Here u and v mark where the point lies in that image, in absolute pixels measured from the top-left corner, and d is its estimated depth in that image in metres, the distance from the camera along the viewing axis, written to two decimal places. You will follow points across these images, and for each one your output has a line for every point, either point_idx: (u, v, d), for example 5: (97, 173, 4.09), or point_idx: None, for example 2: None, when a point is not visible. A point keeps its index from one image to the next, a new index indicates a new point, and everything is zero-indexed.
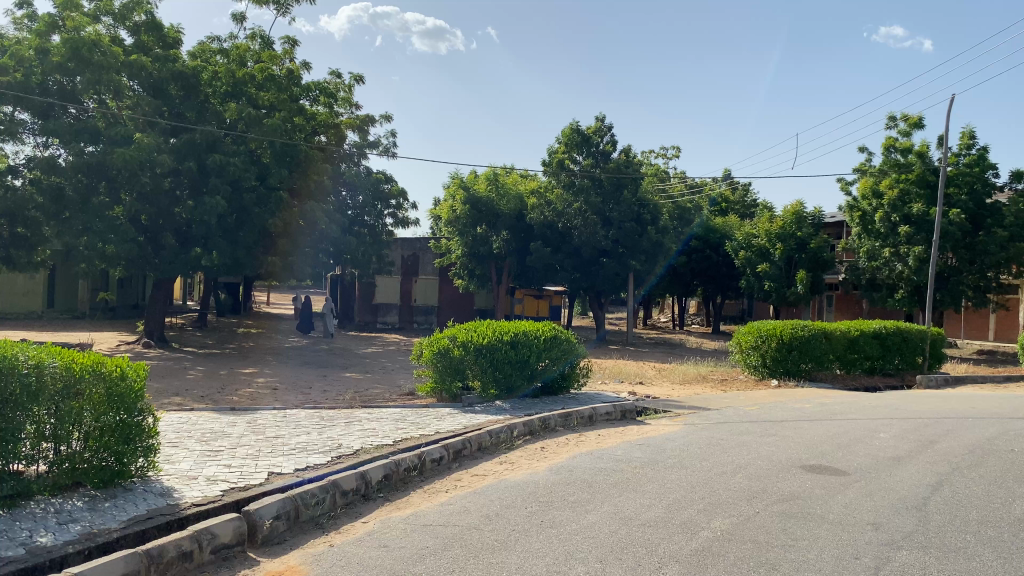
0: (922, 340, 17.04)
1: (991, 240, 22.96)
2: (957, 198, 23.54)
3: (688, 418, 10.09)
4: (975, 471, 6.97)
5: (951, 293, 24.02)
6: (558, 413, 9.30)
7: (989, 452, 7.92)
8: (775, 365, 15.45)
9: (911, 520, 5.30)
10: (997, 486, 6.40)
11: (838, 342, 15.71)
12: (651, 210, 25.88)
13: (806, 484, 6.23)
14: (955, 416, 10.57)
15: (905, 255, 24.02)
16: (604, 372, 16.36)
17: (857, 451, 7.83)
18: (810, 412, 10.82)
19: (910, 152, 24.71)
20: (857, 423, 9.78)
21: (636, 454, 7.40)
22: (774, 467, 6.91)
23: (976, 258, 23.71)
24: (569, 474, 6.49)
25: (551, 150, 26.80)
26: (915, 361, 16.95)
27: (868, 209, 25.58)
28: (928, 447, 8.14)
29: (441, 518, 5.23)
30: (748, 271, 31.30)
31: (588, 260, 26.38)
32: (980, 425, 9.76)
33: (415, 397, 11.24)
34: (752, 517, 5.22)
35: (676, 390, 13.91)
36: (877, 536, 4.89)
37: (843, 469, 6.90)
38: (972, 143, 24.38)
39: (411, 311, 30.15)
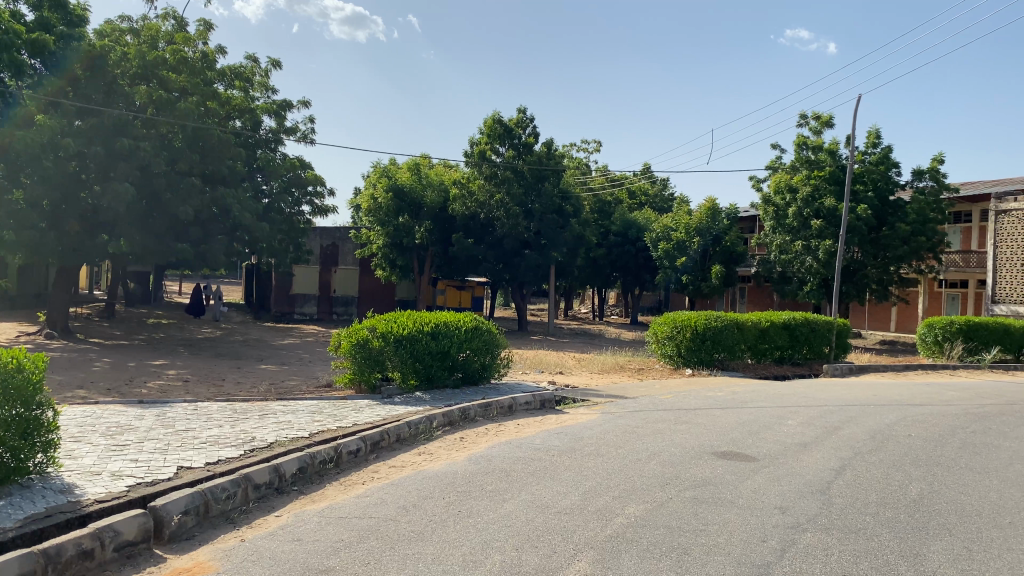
0: (828, 330, 17.62)
1: (895, 235, 24.06)
2: (863, 195, 24.49)
3: (606, 407, 10.21)
4: (875, 456, 7.29)
5: (856, 286, 25.19)
6: (477, 403, 9.31)
7: (889, 437, 8.31)
8: (690, 355, 15.81)
9: (815, 503, 5.51)
10: (895, 469, 6.72)
11: (750, 333, 16.24)
12: (573, 202, 26.30)
13: (717, 470, 6.41)
14: (858, 404, 11.02)
15: (816, 249, 24.96)
16: (524, 363, 16.42)
17: (766, 438, 8.05)
18: (723, 400, 11.14)
19: (821, 149, 25.69)
20: (766, 410, 10.09)
21: (554, 443, 7.48)
22: (687, 454, 7.07)
23: (879, 251, 24.85)
24: (488, 464, 6.51)
25: (474, 141, 26.59)
26: (822, 350, 17.57)
27: (781, 204, 26.43)
28: (832, 433, 8.48)
29: (357, 510, 5.17)
30: (666, 264, 31.85)
31: (510, 252, 26.53)
32: (879, 412, 10.23)
33: (332, 389, 11.05)
34: (665, 503, 5.33)
35: (595, 378, 14.19)
36: (784, 519, 5.07)
37: (753, 455, 7.11)
38: (878, 142, 25.51)
39: (330, 301, 29.65)
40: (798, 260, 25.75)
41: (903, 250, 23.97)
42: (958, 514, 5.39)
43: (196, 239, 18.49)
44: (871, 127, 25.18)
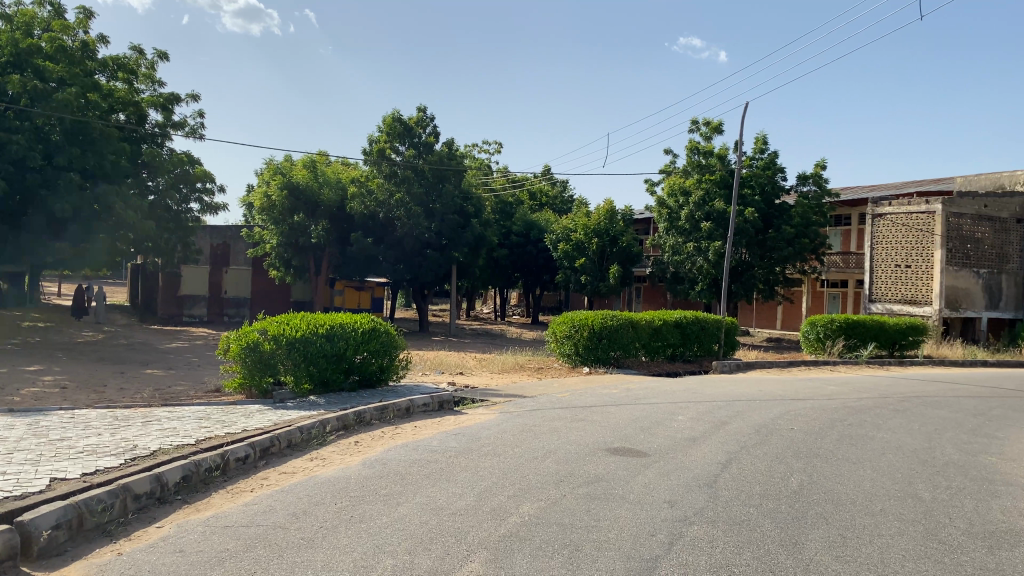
0: (717, 329, 18.21)
1: (781, 237, 25.16)
2: (750, 198, 25.48)
3: (504, 407, 10.27)
4: (760, 449, 7.60)
5: (744, 286, 26.05)
6: (373, 406, 9.19)
7: (773, 431, 8.68)
8: (587, 353, 16.07)
9: (702, 496, 5.69)
10: (778, 462, 7.02)
11: (644, 331, 16.68)
12: (474, 203, 26.59)
13: (610, 466, 6.54)
14: (746, 399, 11.46)
15: (706, 249, 25.69)
16: (423, 364, 16.33)
17: (657, 433, 8.28)
18: (618, 397, 11.38)
19: (711, 154, 26.51)
20: (658, 407, 10.36)
21: (450, 444, 7.46)
22: (582, 451, 7.19)
23: (766, 253, 25.90)
24: (383, 467, 6.45)
25: (373, 139, 26.29)
26: (712, 348, 18.13)
27: (674, 206, 27.23)
28: (720, 427, 8.80)
29: (244, 518, 5.02)
30: (565, 264, 32.30)
31: (411, 252, 26.27)
32: (764, 406, 10.66)
33: (221, 394, 10.70)
34: (558, 500, 5.40)
35: (493, 378, 14.26)
36: (672, 513, 5.21)
37: (644, 451, 7.29)
38: (764, 148, 26.60)
39: (221, 303, 28.77)
40: (690, 260, 26.53)
41: (788, 251, 25.08)
42: (834, 502, 5.68)
43: (75, 238, 17.42)
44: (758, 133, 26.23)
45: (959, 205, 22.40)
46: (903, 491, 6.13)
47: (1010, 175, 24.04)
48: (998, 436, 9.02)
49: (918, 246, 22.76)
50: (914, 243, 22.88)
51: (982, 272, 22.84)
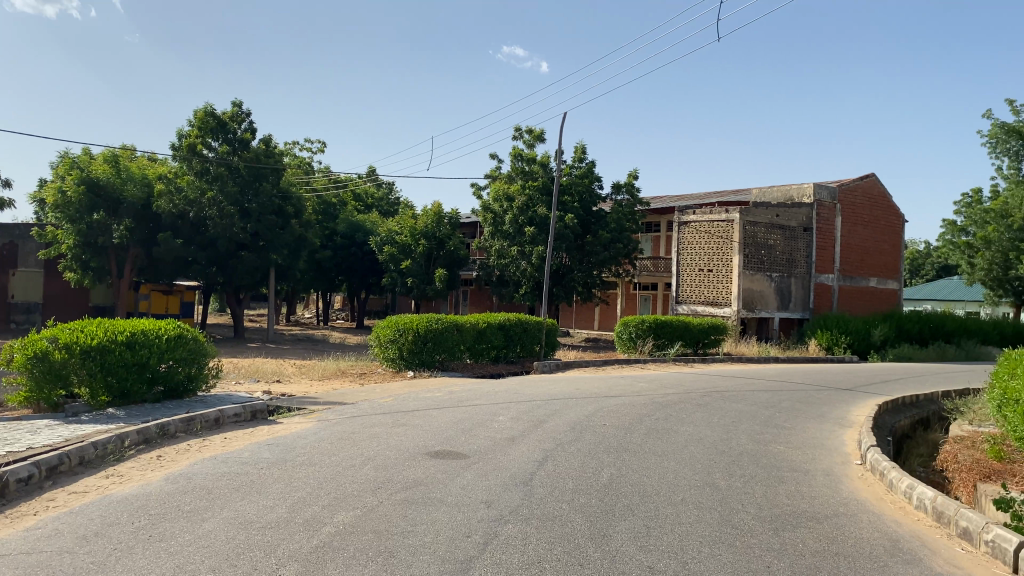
0: (539, 330, 18.69)
1: (598, 242, 26.32)
2: (570, 205, 26.43)
3: (323, 414, 10.03)
4: (574, 446, 7.88)
5: (565, 289, 26.92)
6: (179, 418, 8.69)
7: (587, 428, 9.03)
8: (411, 356, 16.01)
9: (517, 495, 5.82)
10: (591, 457, 7.31)
11: (469, 334, 16.85)
12: (294, 202, 25.81)
13: (428, 470, 6.55)
14: (563, 398, 11.86)
15: (529, 254, 26.42)
16: (239, 372, 15.65)
17: (477, 434, 8.39)
18: (440, 400, 11.43)
19: (534, 162, 27.32)
20: (479, 408, 10.50)
21: (263, 455, 7.20)
22: (401, 455, 7.15)
23: (583, 256, 27.04)
24: (188, 482, 6.11)
25: (182, 133, 24.83)
26: (534, 349, 18.60)
27: (499, 211, 27.66)
28: (538, 426, 9.04)
29: (24, 545, 4.59)
30: (391, 267, 32.03)
31: (224, 253, 25.16)
32: (581, 405, 11.07)
33: (4, 410, 9.74)
34: (374, 507, 5.34)
35: (314, 385, 13.90)
36: (488, 513, 5.29)
37: (464, 453, 7.37)
38: (583, 157, 27.68)
39: (7, 309, 26.24)
40: (514, 264, 27.07)
41: (604, 255, 26.30)
42: (640, 494, 5.98)
43: None
44: (578, 142, 27.26)
45: (754, 215, 24.29)
46: (703, 481, 6.56)
47: (797, 188, 26.39)
48: (785, 426, 9.87)
49: (720, 252, 24.46)
50: (716, 249, 24.57)
51: (774, 276, 24.91)
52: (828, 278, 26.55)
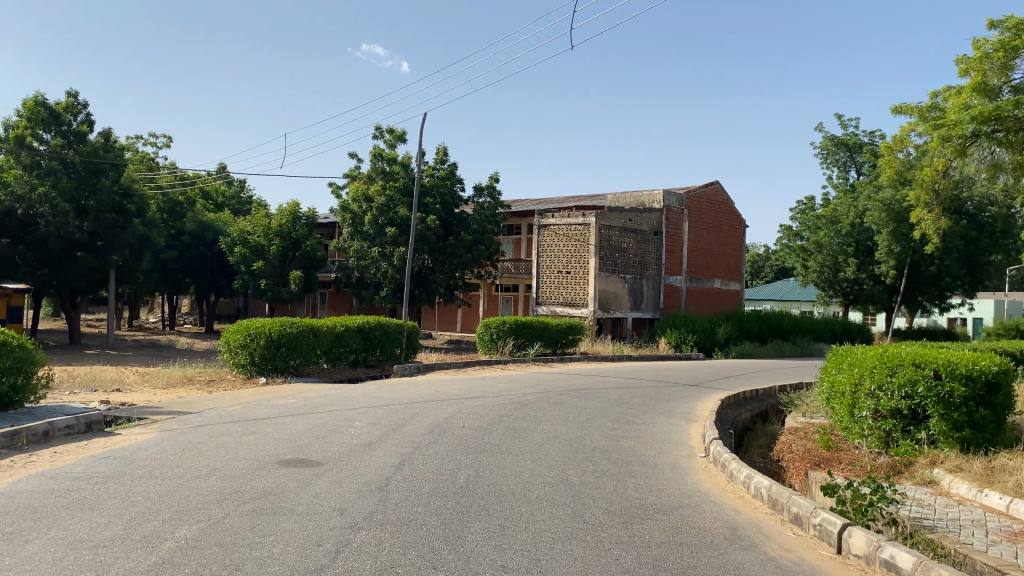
0: (399, 333, 18.50)
1: (460, 244, 26.37)
2: (432, 206, 26.35)
3: (167, 424, 9.52)
4: (431, 449, 7.84)
5: (427, 291, 26.80)
6: (1, 432, 8.01)
7: (445, 430, 9.01)
8: (263, 362, 15.49)
9: (372, 500, 5.73)
10: (448, 460, 7.31)
11: (325, 337, 16.46)
12: (136, 200, 24.40)
13: (279, 479, 6.34)
14: (422, 400, 11.80)
15: (390, 255, 26.13)
16: (74, 381, 14.62)
17: (332, 441, 8.21)
18: (294, 406, 11.11)
19: (395, 162, 27.06)
20: (335, 414, 10.28)
21: (98, 469, 6.75)
22: (250, 465, 6.89)
23: (446, 258, 26.99)
24: (10, 502, 5.64)
25: (8, 125, 22.99)
26: (394, 352, 18.39)
27: (358, 211, 27.17)
28: (396, 430, 8.95)
29: None
30: (243, 269, 30.85)
31: (57, 253, 23.36)
32: (439, 407, 11.05)
33: None
34: (220, 519, 5.13)
35: (159, 393, 13.17)
36: (341, 520, 5.19)
37: (317, 460, 7.18)
38: (444, 158, 27.67)
39: None
40: (375, 266, 26.67)
41: (466, 257, 26.45)
42: (495, 495, 6.03)
43: None
44: (439, 144, 27.23)
45: (608, 219, 25.09)
46: (557, 478, 6.69)
47: (649, 193, 27.45)
48: (637, 422, 10.23)
49: (576, 254, 25.06)
50: (572, 252, 25.15)
51: (627, 278, 25.80)
52: (677, 279, 27.78)
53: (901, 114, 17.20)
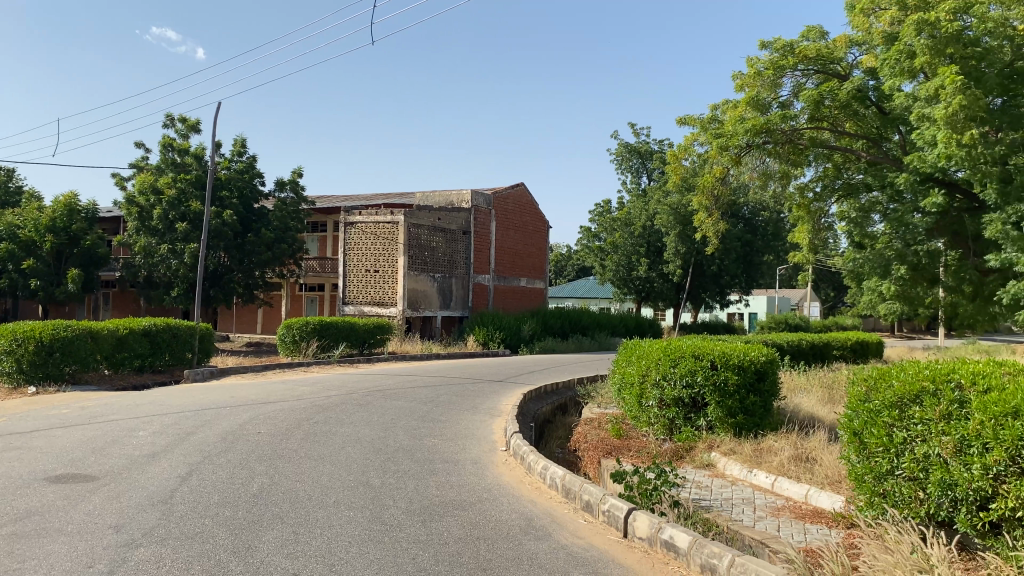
0: (191, 336, 17.45)
1: (259, 242, 25.31)
2: (229, 201, 25.11)
3: None
4: (223, 457, 7.46)
5: (223, 291, 25.52)
6: None
7: (239, 437, 8.61)
8: (32, 370, 14.09)
9: (153, 515, 5.35)
10: (241, 467, 6.98)
11: (106, 342, 15.22)
12: None
13: (45, 498, 5.77)
14: (215, 406, 11.20)
15: (182, 252, 24.61)
16: None
17: (111, 453, 7.59)
18: (67, 417, 10.17)
19: (188, 153, 25.55)
20: (115, 424, 9.52)
21: None
22: (11, 484, 6.22)
23: (244, 257, 25.61)
24: None
25: None
26: (185, 356, 17.31)
27: (146, 204, 25.36)
28: (185, 439, 8.43)
29: None
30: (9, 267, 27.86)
31: None
32: (234, 413, 10.53)
33: None
34: None
35: None
36: (117, 538, 4.80)
37: (92, 475, 6.61)
38: (242, 151, 26.46)
39: None
40: (165, 264, 25.01)
41: (267, 255, 25.29)
42: (290, 501, 5.82)
43: None
44: (237, 135, 26.02)
45: (417, 217, 25.02)
46: (356, 481, 6.58)
47: (456, 193, 27.71)
48: (440, 420, 10.27)
49: (384, 253, 24.80)
50: (380, 250, 24.87)
51: (436, 276, 25.88)
52: (484, 278, 28.24)
53: (686, 124, 18.49)
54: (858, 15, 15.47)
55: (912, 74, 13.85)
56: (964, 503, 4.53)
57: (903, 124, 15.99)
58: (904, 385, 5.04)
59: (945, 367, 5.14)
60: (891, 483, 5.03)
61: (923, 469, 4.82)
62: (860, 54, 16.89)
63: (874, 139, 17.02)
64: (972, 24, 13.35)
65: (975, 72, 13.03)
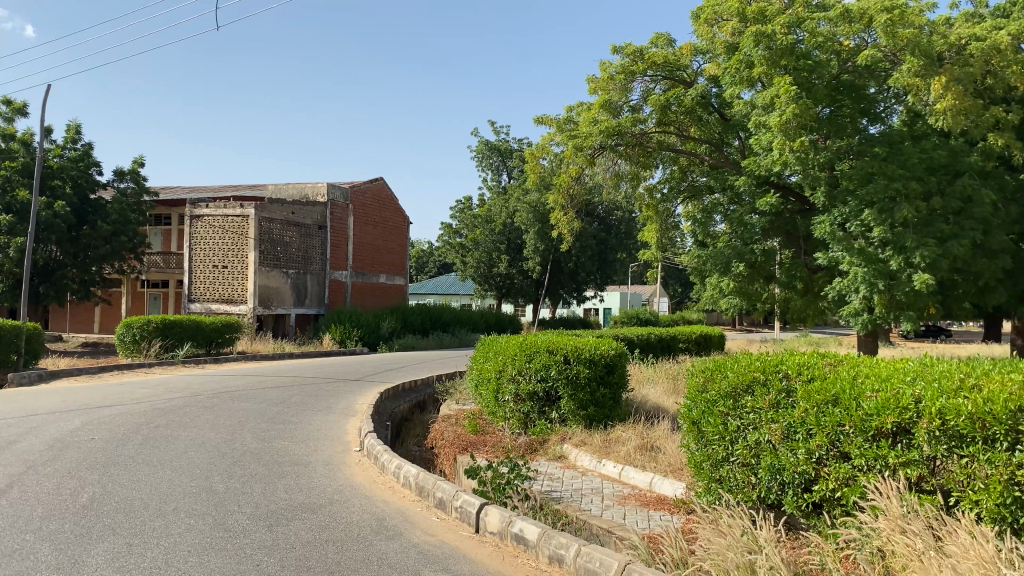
0: (16, 336, 16.14)
1: (96, 235, 23.73)
2: (61, 190, 23.39)
3: None
4: (50, 466, 6.94)
5: (55, 287, 23.77)
6: None
7: (70, 444, 8.04)
8: None
9: None
10: (69, 477, 6.52)
11: None
12: None
13: None
14: (43, 412, 10.41)
15: (6, 246, 22.72)
16: None
17: None
18: None
19: (13, 138, 23.60)
20: None
21: None
22: None
23: (79, 252, 24.07)
24: None
25: None
26: (9, 357, 15.99)
27: None
28: (6, 448, 7.78)
29: None
30: None
31: None
32: (64, 418, 9.83)
33: None
34: None
35: None
36: None
37: None
38: (76, 137, 24.71)
39: None
40: None
41: (105, 249, 23.84)
42: (124, 511, 5.49)
43: None
44: (71, 121, 24.27)
45: (270, 211, 24.16)
46: (198, 487, 6.28)
47: (311, 187, 27.01)
48: (291, 420, 9.98)
49: (233, 248, 23.84)
50: (230, 245, 23.89)
51: (289, 273, 25.14)
52: (341, 274, 27.69)
53: (543, 124, 18.78)
54: (702, 25, 16.16)
55: (750, 83, 14.63)
56: (790, 485, 4.85)
57: (742, 131, 17.12)
58: (738, 376, 5.32)
59: (774, 359, 5.48)
60: (726, 469, 5.32)
61: (755, 454, 5.11)
62: (704, 61, 17.73)
63: (716, 144, 18.03)
64: (804, 38, 14.24)
65: (806, 84, 13.91)
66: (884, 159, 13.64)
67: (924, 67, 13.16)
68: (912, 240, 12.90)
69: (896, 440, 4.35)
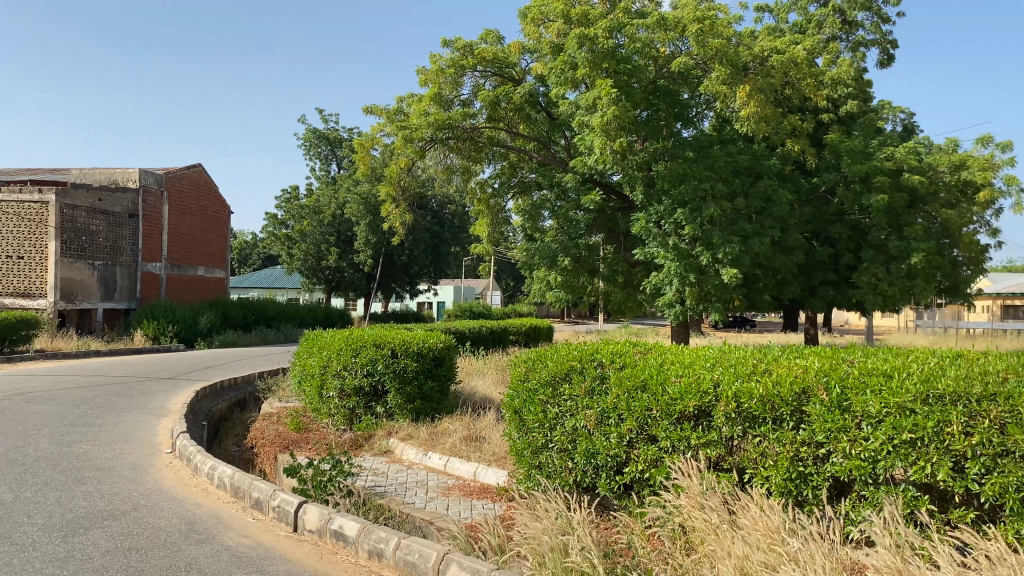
0: None
1: None
2: None
3: None
4: None
5: None
6: None
7: None
8: None
9: None
10: None
11: None
12: None
13: None
14: None
15: None
16: None
17: None
18: None
19: None
20: None
21: None
22: None
23: None
24: None
25: None
26: None
27: None
28: None
29: None
30: None
31: None
32: None
33: None
34: None
35: None
36: None
37: None
38: None
39: None
40: None
41: None
42: None
43: None
44: None
45: (73, 197, 22.36)
46: None
47: (121, 172, 25.23)
48: (94, 423, 9.30)
49: (30, 237, 21.85)
50: (26, 234, 21.87)
51: (96, 265, 23.38)
52: (155, 266, 26.05)
53: (371, 114, 18.51)
54: (528, 24, 16.48)
55: (574, 83, 15.10)
56: (603, 469, 5.06)
57: (567, 130, 17.78)
58: (556, 365, 5.49)
59: (590, 348, 5.71)
60: (544, 456, 5.48)
61: (572, 440, 5.30)
62: (531, 59, 18.11)
63: (543, 141, 18.57)
64: (623, 43, 14.79)
65: (626, 87, 14.53)
66: (694, 161, 14.44)
67: (730, 76, 14.14)
68: (718, 237, 13.84)
69: (698, 422, 4.65)
